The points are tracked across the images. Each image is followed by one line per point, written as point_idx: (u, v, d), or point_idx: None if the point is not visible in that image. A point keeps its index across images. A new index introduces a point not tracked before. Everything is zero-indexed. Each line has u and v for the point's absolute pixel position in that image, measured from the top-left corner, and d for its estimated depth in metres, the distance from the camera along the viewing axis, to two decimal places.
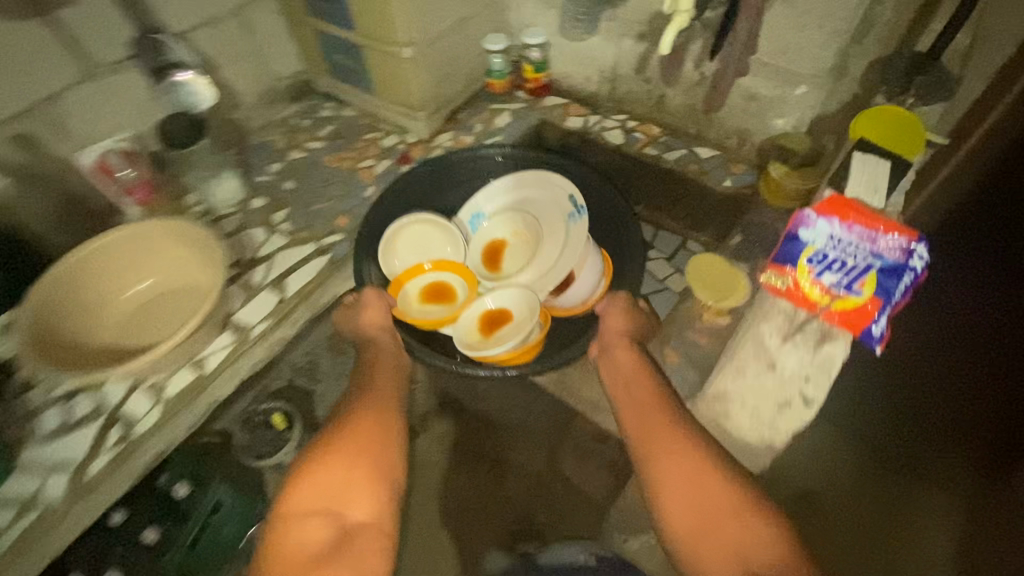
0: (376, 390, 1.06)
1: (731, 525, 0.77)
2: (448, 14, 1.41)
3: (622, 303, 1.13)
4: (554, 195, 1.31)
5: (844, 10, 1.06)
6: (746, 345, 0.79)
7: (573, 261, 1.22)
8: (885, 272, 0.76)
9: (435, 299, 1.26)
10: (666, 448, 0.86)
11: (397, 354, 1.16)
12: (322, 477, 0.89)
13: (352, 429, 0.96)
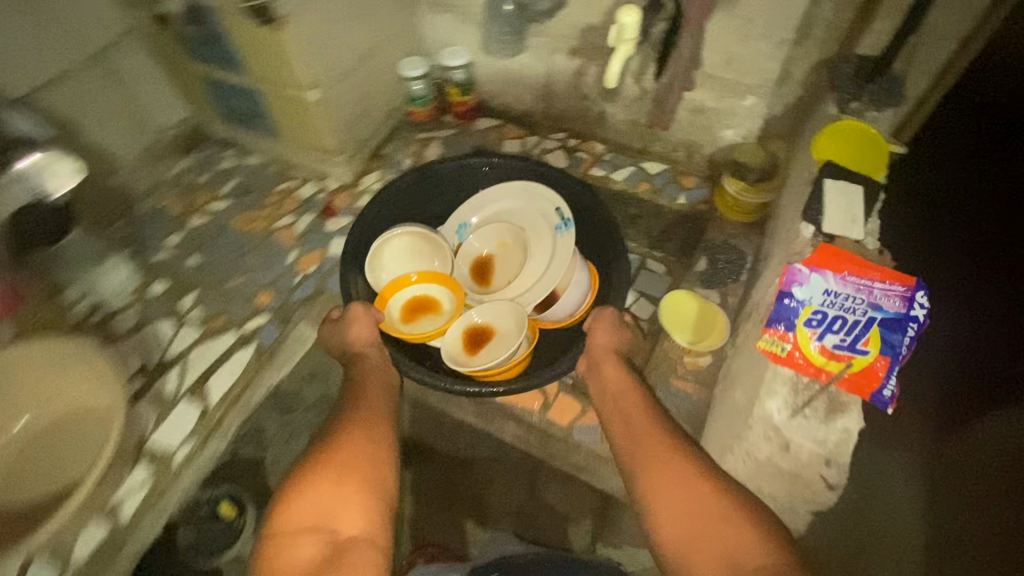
0: (365, 419, 0.93)
1: (719, 528, 0.70)
2: (356, 44, 1.22)
3: (611, 319, 1.04)
4: (540, 204, 1.23)
5: (788, 19, 1.00)
6: (751, 423, 0.70)
7: (558, 276, 1.14)
8: (887, 325, 0.69)
9: (422, 312, 1.18)
10: (653, 458, 0.81)
11: (385, 372, 1.04)
12: (314, 493, 0.79)
13: (342, 449, 0.86)
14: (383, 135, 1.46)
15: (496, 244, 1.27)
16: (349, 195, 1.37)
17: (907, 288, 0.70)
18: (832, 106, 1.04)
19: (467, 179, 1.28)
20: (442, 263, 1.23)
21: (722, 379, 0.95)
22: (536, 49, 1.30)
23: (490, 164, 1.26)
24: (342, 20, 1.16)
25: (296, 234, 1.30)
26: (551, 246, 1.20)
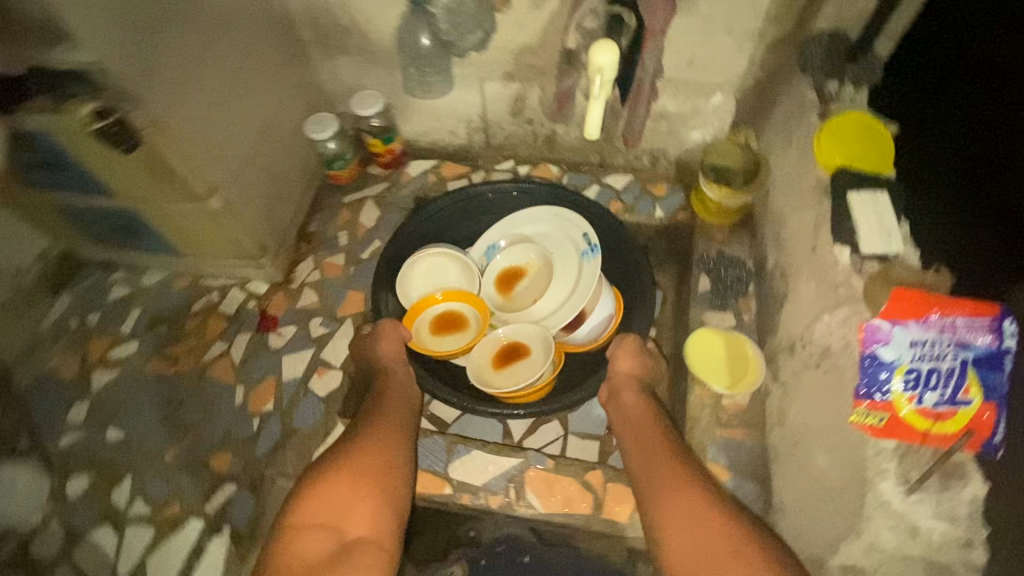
0: (387, 420, 0.86)
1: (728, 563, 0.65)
2: (247, 123, 0.99)
3: (635, 351, 0.93)
4: (568, 226, 1.06)
5: (754, 11, 0.88)
6: (868, 512, 0.63)
7: (585, 297, 0.99)
8: (984, 365, 0.61)
9: (445, 331, 1.02)
10: (672, 482, 0.76)
11: (409, 388, 0.93)
12: (332, 486, 0.74)
13: (361, 449, 0.80)
14: (304, 211, 1.22)
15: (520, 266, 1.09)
16: (285, 296, 1.13)
17: (991, 316, 0.61)
18: (811, 94, 0.94)
19: (502, 202, 1.10)
20: (467, 281, 1.06)
21: (778, 426, 0.86)
22: (465, 81, 1.11)
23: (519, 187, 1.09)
24: (223, 104, 0.92)
25: (236, 365, 1.06)
26: (578, 272, 1.04)
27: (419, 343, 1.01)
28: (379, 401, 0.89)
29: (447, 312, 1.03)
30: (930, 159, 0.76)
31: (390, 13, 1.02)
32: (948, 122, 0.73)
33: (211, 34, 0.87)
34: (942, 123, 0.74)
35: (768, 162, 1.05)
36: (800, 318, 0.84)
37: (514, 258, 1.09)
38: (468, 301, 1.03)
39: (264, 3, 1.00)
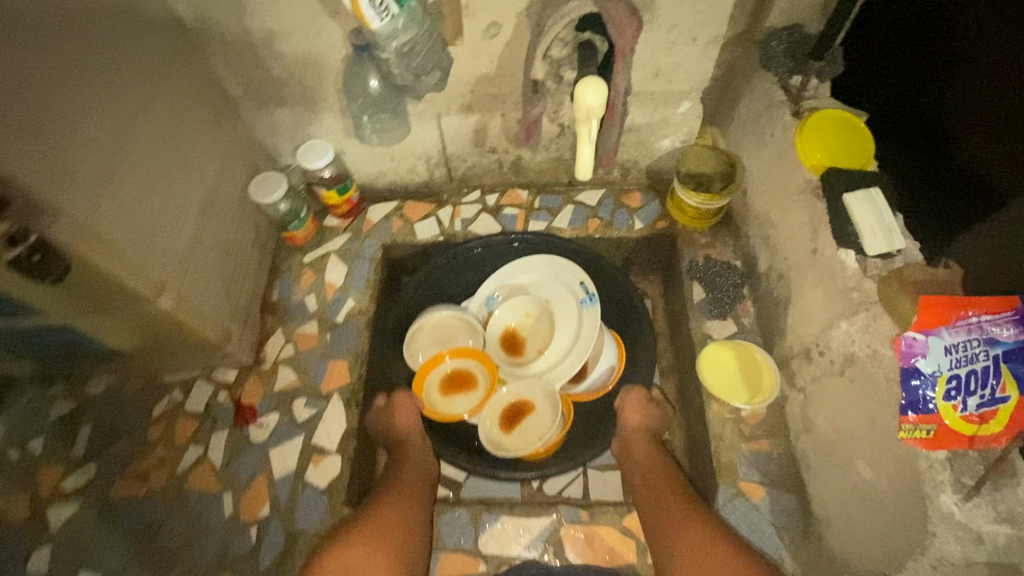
0: (407, 487, 0.86)
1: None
2: (187, 203, 0.87)
3: (638, 402, 0.97)
4: (564, 278, 1.10)
5: (717, 16, 0.86)
6: (934, 527, 0.62)
7: (588, 349, 1.02)
8: (1016, 361, 0.60)
9: (454, 392, 1.03)
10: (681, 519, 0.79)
11: (424, 462, 0.93)
12: (353, 548, 0.75)
13: (382, 511, 0.81)
14: (263, 281, 1.11)
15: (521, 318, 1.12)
16: (259, 380, 1.03)
17: (1012, 309, 0.61)
18: (779, 91, 0.93)
19: (497, 255, 1.13)
20: (473, 338, 1.08)
21: (804, 434, 0.84)
22: (420, 119, 1.03)
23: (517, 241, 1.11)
24: (156, 189, 0.80)
25: (217, 469, 0.95)
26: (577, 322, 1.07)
27: (432, 405, 1.01)
28: (400, 469, 0.90)
29: (455, 371, 1.04)
30: (953, 138, 0.70)
31: (329, 58, 0.92)
32: (967, 95, 0.68)
33: (128, 114, 0.76)
34: (958, 97, 0.69)
35: (743, 161, 1.02)
36: (812, 322, 0.82)
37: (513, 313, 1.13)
38: (478, 359, 1.04)
39: (186, 64, 0.88)
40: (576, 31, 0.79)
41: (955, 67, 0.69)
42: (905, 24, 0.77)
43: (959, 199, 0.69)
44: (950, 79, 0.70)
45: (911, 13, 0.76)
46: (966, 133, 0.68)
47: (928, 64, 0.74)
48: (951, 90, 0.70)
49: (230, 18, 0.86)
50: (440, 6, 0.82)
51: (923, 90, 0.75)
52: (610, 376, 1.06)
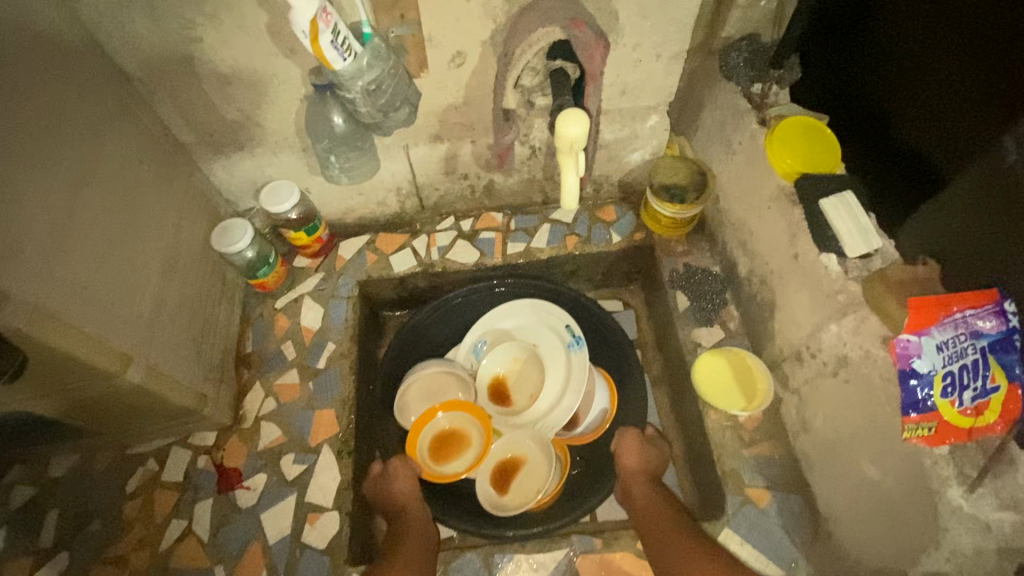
0: (409, 549, 0.83)
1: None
2: (147, 265, 0.82)
3: (633, 442, 0.96)
4: (549, 319, 1.10)
5: (679, 31, 0.86)
6: (945, 522, 0.64)
7: (580, 393, 1.02)
8: (1001, 351, 0.61)
9: (448, 448, 1.01)
10: (684, 555, 0.78)
11: (421, 529, 0.88)
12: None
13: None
14: (234, 332, 1.05)
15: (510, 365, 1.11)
16: (241, 440, 0.97)
17: (991, 301, 0.62)
18: (743, 100, 0.94)
19: (476, 301, 1.12)
20: (463, 392, 1.07)
21: (803, 434, 0.85)
22: (388, 152, 1.00)
23: (500, 284, 1.10)
24: (110, 255, 0.74)
25: (206, 542, 0.89)
26: (567, 366, 1.07)
27: (427, 466, 0.99)
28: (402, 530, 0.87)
29: (449, 427, 1.02)
30: (904, 128, 0.75)
31: (288, 98, 0.88)
32: (909, 86, 0.73)
33: (77, 179, 0.70)
34: (908, 93, 0.74)
35: (713, 169, 1.04)
36: (799, 325, 0.84)
37: (501, 360, 1.11)
38: (471, 413, 1.02)
39: (132, 115, 0.83)
40: (548, 59, 0.81)
41: (913, 75, 0.72)
42: (858, 34, 0.80)
43: (910, 182, 0.74)
44: (909, 86, 0.73)
45: (863, 25, 0.79)
46: (910, 121, 0.74)
47: (886, 74, 0.77)
48: (910, 97, 0.73)
49: (178, 64, 0.81)
50: (402, 40, 0.80)
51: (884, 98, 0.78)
52: (604, 419, 1.06)
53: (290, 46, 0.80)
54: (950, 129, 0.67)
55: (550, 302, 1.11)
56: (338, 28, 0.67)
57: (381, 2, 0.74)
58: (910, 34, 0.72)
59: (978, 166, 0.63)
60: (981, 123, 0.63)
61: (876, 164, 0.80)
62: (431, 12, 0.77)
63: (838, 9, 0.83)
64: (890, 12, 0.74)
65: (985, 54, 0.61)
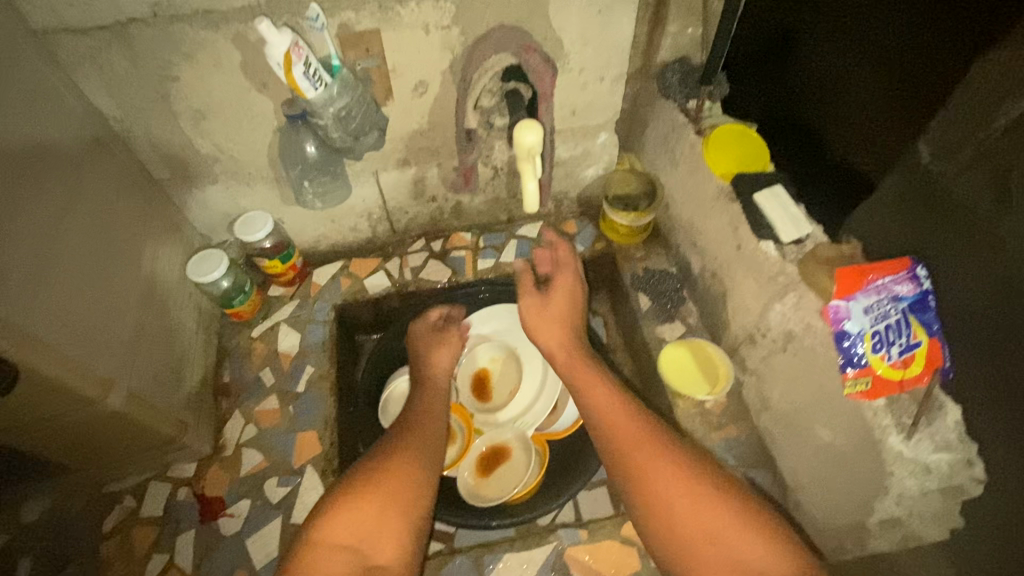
0: (427, 433, 0.84)
1: (695, 513, 0.67)
2: (126, 295, 0.84)
3: (574, 287, 1.01)
4: None
5: (619, 57, 0.97)
6: (889, 467, 0.71)
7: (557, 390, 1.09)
8: (919, 311, 0.70)
9: None
10: (630, 432, 0.75)
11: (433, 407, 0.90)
12: (347, 520, 0.68)
13: (392, 465, 0.75)
14: (210, 363, 1.06)
15: (491, 364, 1.15)
16: (223, 469, 0.97)
17: (905, 269, 0.71)
18: (680, 115, 1.04)
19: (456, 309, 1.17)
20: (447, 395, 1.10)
21: (764, 412, 0.92)
22: (358, 179, 1.06)
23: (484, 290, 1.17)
24: (91, 284, 0.77)
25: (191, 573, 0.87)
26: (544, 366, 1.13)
27: None
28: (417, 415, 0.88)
29: None
30: (825, 130, 0.84)
31: (261, 131, 0.93)
32: (827, 96, 0.82)
33: (55, 215, 0.72)
34: (827, 100, 0.82)
35: (660, 178, 1.13)
36: (749, 310, 0.92)
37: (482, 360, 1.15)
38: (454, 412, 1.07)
39: (110, 151, 0.86)
40: (503, 81, 0.91)
41: (836, 81, 0.80)
42: (786, 46, 0.89)
43: (835, 180, 0.83)
44: (832, 91, 0.81)
45: (789, 39, 0.88)
46: (830, 129, 0.83)
47: (811, 81, 0.85)
48: (831, 100, 0.82)
49: (154, 101, 0.85)
50: (369, 71, 0.87)
51: (811, 100, 0.86)
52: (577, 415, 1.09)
53: (263, 81, 0.85)
54: (870, 126, 0.75)
55: None
56: (310, 61, 0.74)
57: (348, 38, 0.82)
58: (830, 45, 0.80)
59: (897, 164, 0.72)
60: (893, 129, 0.72)
61: (808, 161, 0.89)
62: (395, 46, 0.85)
63: (767, 25, 0.92)
64: (809, 31, 0.83)
65: (891, 70, 0.70)
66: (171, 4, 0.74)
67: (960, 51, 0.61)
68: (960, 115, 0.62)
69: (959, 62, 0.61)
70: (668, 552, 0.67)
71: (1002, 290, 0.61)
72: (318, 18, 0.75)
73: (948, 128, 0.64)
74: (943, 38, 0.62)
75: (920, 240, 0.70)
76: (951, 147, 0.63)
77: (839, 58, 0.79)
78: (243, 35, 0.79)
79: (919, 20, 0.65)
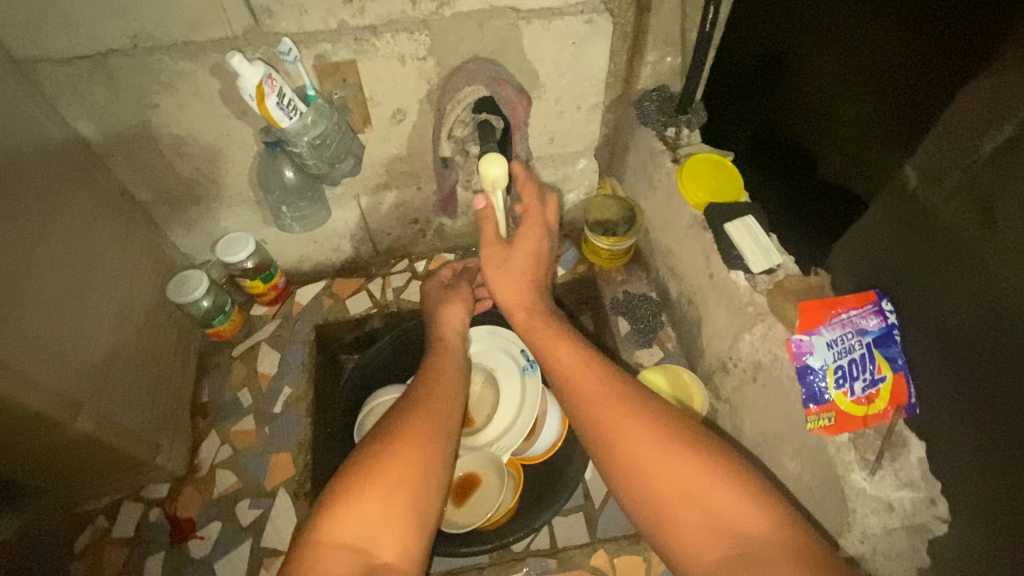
0: (439, 406, 0.76)
1: (673, 478, 0.64)
2: (100, 317, 0.85)
3: (542, 238, 0.87)
4: (504, 343, 1.16)
5: (595, 87, 0.98)
6: (852, 505, 0.70)
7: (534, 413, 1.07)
8: (884, 345, 0.70)
9: None
10: (613, 404, 0.71)
11: (450, 375, 0.83)
12: (349, 517, 0.62)
13: (397, 446, 0.68)
14: (189, 382, 1.06)
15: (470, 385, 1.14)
16: (196, 490, 0.97)
17: (872, 302, 0.72)
18: (658, 142, 1.05)
19: None
20: None
21: (737, 441, 0.92)
22: (339, 202, 1.07)
23: None
24: (58, 309, 0.77)
25: None
26: (522, 388, 1.11)
27: None
28: (428, 384, 0.80)
29: None
30: (813, 151, 0.82)
31: (241, 156, 0.94)
32: (816, 115, 0.81)
33: (29, 240, 0.74)
34: (815, 120, 0.81)
35: (640, 204, 1.13)
36: (721, 339, 0.92)
37: None
38: None
39: (90, 176, 0.88)
40: (475, 111, 0.90)
41: (824, 98, 0.79)
42: (773, 64, 0.88)
43: (819, 203, 0.82)
44: (819, 110, 0.80)
45: (776, 58, 0.87)
46: (821, 148, 0.81)
47: (800, 98, 0.84)
48: (820, 118, 0.80)
49: (135, 127, 0.87)
50: (346, 100, 0.88)
51: (800, 117, 0.84)
52: (556, 438, 1.09)
53: (242, 108, 0.87)
54: (859, 145, 0.73)
55: (503, 327, 1.18)
56: (283, 92, 0.76)
57: (325, 69, 0.84)
58: (821, 61, 0.78)
59: (885, 188, 0.70)
60: (883, 149, 0.69)
61: (795, 182, 0.87)
62: (371, 76, 0.86)
63: (752, 45, 0.92)
64: (797, 52, 0.83)
65: (882, 88, 0.68)
66: (151, 35, 0.76)
67: (952, 71, 0.59)
68: (948, 137, 0.61)
69: (950, 83, 0.60)
70: (648, 519, 0.65)
71: (961, 281, 0.61)
72: (291, 51, 0.77)
73: (937, 151, 0.62)
74: (935, 58, 0.61)
75: (901, 263, 0.69)
76: (940, 171, 0.62)
77: (831, 73, 0.77)
78: (221, 64, 0.81)
79: (911, 38, 0.63)
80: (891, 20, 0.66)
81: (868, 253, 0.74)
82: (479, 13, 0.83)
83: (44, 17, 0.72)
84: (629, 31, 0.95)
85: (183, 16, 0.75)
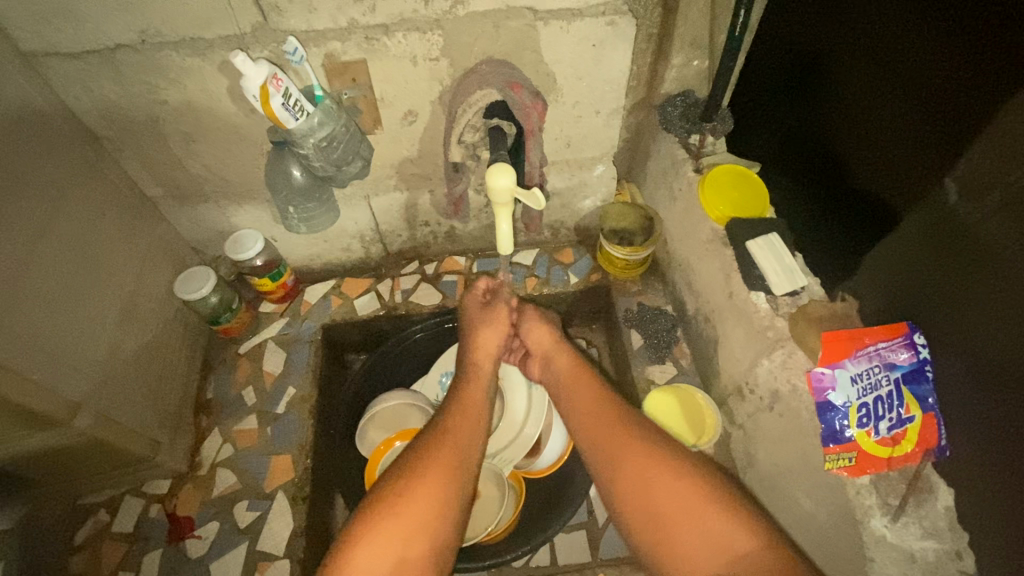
0: (463, 439, 0.73)
1: (688, 514, 0.64)
2: (104, 313, 0.85)
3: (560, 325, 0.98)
4: None
5: (615, 91, 0.93)
6: (871, 553, 0.65)
7: (538, 427, 1.05)
8: (914, 385, 0.65)
9: None
10: (639, 456, 0.70)
11: (475, 405, 0.79)
12: (367, 558, 0.60)
13: (418, 483, 0.66)
14: (194, 379, 1.06)
15: None
16: (196, 488, 0.97)
17: (902, 335, 0.67)
18: (681, 150, 1.00)
19: (442, 337, 1.14)
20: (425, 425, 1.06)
21: (750, 469, 0.88)
22: (349, 203, 1.05)
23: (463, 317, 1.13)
24: (61, 304, 0.77)
25: None
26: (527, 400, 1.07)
27: None
28: (453, 414, 0.77)
29: None
30: (848, 161, 0.76)
31: (250, 153, 0.93)
32: (852, 123, 0.75)
33: (35, 236, 0.73)
34: (851, 127, 0.75)
35: (660, 215, 1.09)
36: (738, 362, 0.87)
37: None
38: None
39: (99, 172, 0.87)
40: (486, 117, 0.86)
41: (861, 104, 0.73)
42: (808, 65, 0.82)
43: (852, 217, 0.76)
44: (856, 117, 0.74)
45: (811, 59, 0.81)
46: (856, 156, 0.75)
47: (836, 103, 0.77)
48: (857, 126, 0.74)
49: (144, 123, 0.86)
50: (355, 100, 0.86)
51: (834, 122, 0.78)
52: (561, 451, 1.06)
53: (251, 107, 0.85)
54: (897, 157, 0.67)
55: None
56: (289, 92, 0.74)
57: (334, 68, 0.81)
58: (860, 64, 0.72)
59: (920, 205, 0.64)
60: (920, 160, 0.64)
61: (827, 192, 0.81)
62: (382, 76, 0.84)
63: (782, 48, 0.87)
64: (831, 54, 0.77)
65: (923, 96, 0.62)
66: (158, 30, 0.74)
67: (1000, 82, 0.53)
68: (992, 153, 0.55)
69: (998, 87, 0.54)
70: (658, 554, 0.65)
71: (1003, 317, 0.55)
72: (296, 52, 0.75)
73: (979, 165, 0.56)
74: (986, 65, 0.55)
75: (935, 288, 0.63)
76: (982, 187, 0.56)
77: (870, 77, 0.71)
78: (229, 63, 0.79)
79: (961, 44, 0.57)
80: (934, 23, 0.60)
81: (898, 273, 0.68)
82: (495, 13, 0.79)
83: (51, 11, 0.71)
84: (654, 32, 0.91)
85: (191, 12, 0.73)
